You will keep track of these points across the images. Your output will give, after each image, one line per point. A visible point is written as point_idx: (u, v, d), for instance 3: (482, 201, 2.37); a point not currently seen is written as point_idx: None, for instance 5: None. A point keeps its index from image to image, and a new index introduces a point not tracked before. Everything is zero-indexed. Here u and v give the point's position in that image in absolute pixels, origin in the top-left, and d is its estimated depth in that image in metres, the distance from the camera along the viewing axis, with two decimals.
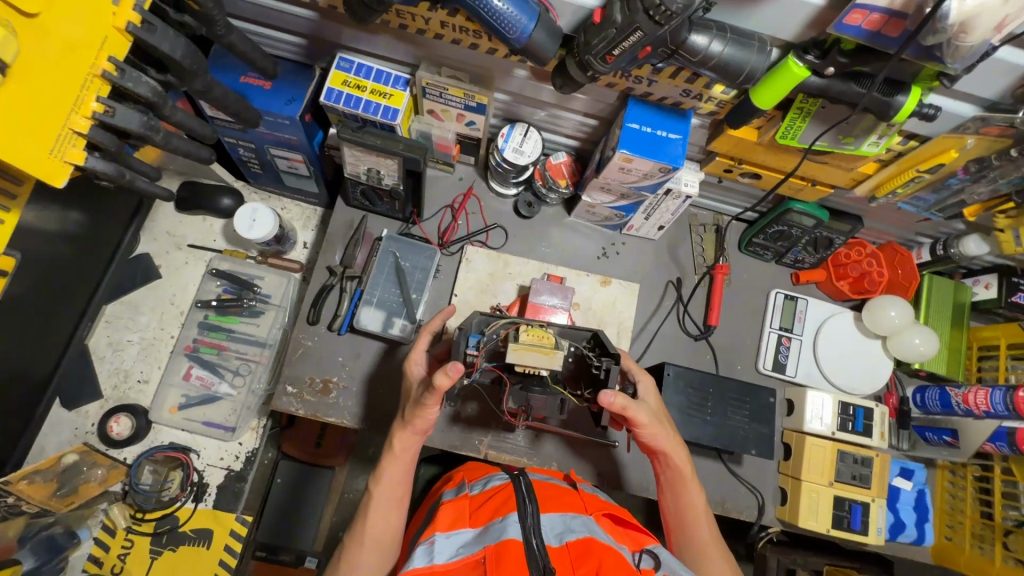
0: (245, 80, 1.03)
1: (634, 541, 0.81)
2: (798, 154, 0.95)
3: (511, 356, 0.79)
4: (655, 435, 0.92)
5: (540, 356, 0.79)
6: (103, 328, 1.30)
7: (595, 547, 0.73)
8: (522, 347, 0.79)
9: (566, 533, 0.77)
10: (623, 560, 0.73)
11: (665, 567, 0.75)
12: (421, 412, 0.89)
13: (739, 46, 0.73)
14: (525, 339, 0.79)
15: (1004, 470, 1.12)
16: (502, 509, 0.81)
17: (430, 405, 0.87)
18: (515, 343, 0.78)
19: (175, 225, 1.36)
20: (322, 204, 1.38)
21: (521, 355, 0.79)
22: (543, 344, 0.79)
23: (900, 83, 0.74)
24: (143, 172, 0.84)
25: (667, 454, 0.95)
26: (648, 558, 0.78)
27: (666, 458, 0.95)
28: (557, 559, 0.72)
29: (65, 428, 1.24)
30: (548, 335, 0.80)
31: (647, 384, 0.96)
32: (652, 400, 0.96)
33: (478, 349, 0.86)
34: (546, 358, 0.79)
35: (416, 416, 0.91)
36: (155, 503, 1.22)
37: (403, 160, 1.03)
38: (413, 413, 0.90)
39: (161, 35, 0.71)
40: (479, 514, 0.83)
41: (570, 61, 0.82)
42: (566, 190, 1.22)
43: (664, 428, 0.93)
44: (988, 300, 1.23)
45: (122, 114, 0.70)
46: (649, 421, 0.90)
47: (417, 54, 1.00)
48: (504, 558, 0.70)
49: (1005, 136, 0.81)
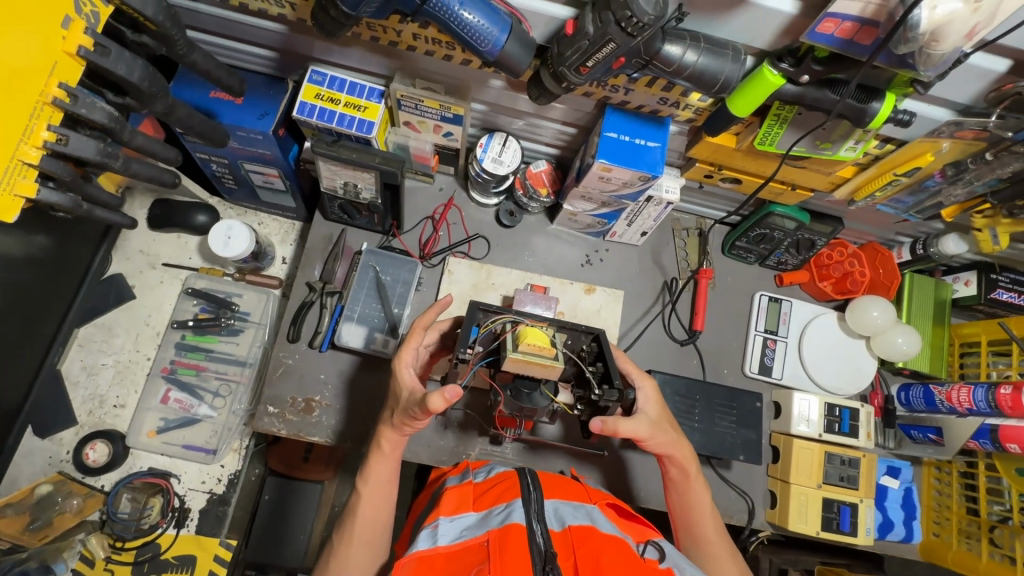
0: (214, 96, 1.01)
1: (637, 533, 0.81)
2: (776, 159, 0.95)
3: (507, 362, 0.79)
4: (660, 445, 0.92)
5: (536, 368, 0.79)
6: (76, 353, 1.26)
7: (596, 537, 0.73)
8: (522, 357, 0.78)
9: (568, 518, 0.77)
10: (626, 550, 0.73)
11: (668, 559, 0.75)
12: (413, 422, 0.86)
13: (713, 55, 0.72)
14: (526, 348, 0.78)
15: (988, 466, 1.13)
16: (506, 495, 0.81)
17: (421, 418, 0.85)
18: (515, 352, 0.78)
19: (148, 244, 1.33)
20: (300, 218, 1.35)
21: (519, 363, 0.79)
22: (543, 355, 0.79)
23: (875, 89, 0.74)
24: (103, 202, 0.84)
25: (674, 458, 0.94)
26: (653, 549, 0.77)
27: (673, 462, 0.95)
28: (559, 543, 0.73)
29: (39, 457, 1.21)
30: (549, 347, 0.79)
31: (648, 391, 0.96)
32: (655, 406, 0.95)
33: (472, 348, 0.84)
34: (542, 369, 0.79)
35: (403, 425, 0.88)
36: (134, 531, 1.20)
37: (380, 174, 1.01)
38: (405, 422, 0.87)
39: (116, 58, 0.68)
40: (483, 499, 0.83)
41: (544, 72, 0.80)
42: (547, 199, 1.21)
43: (668, 435, 0.92)
44: (969, 297, 1.24)
45: (76, 142, 0.69)
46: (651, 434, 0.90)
47: (390, 66, 0.98)
48: (507, 541, 0.70)
49: (980, 140, 0.81)
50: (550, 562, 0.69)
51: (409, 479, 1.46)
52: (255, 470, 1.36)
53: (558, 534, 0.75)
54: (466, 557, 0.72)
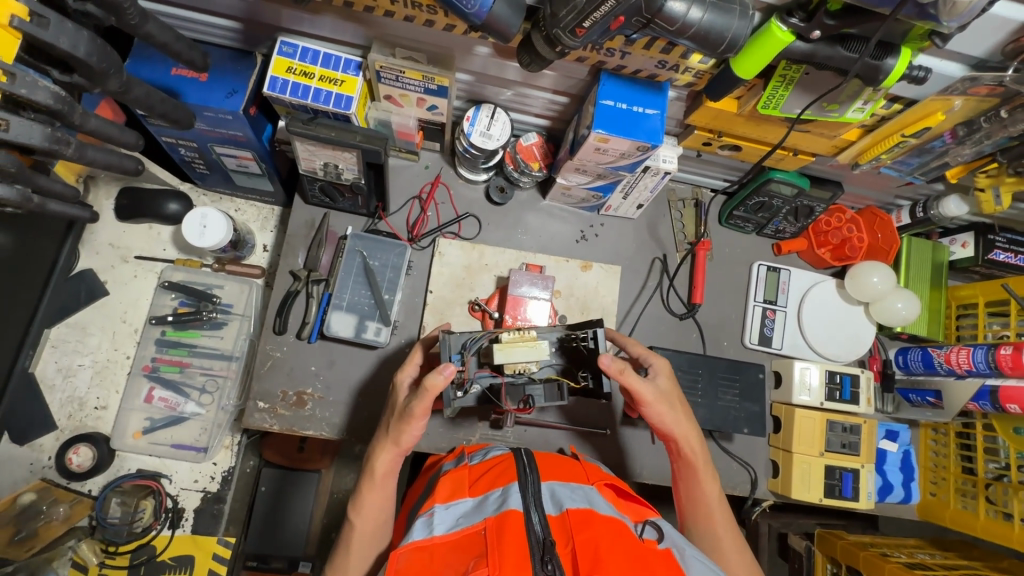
0: (176, 73, 0.92)
1: (635, 513, 0.79)
2: (781, 123, 0.91)
3: (497, 358, 0.81)
4: (665, 419, 0.90)
5: (525, 349, 0.81)
6: (50, 355, 1.20)
7: (596, 521, 0.70)
8: (506, 344, 0.82)
9: (566, 502, 0.75)
10: (624, 532, 0.70)
11: (667, 539, 0.74)
12: (408, 424, 0.83)
13: (719, 12, 0.67)
14: (508, 337, 0.83)
15: (985, 426, 1.14)
16: (502, 479, 0.79)
17: (416, 416, 0.82)
18: (498, 343, 0.82)
19: (118, 237, 1.25)
20: (279, 203, 1.28)
21: (508, 352, 0.81)
22: (524, 337, 0.83)
23: (890, 44, 0.69)
24: (56, 193, 0.78)
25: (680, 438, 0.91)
26: (651, 530, 0.76)
27: (676, 445, 0.92)
28: (557, 529, 0.71)
29: (19, 465, 1.16)
30: (529, 333, 0.84)
31: (660, 367, 0.94)
32: (665, 383, 0.93)
33: (464, 362, 0.87)
34: (531, 351, 0.81)
35: (398, 435, 0.84)
36: (127, 535, 1.16)
37: (362, 153, 0.95)
38: (399, 427, 0.84)
39: (57, 29, 0.61)
40: (478, 484, 0.81)
41: (536, 36, 0.74)
42: (539, 173, 1.15)
43: (672, 412, 0.90)
44: (966, 259, 1.23)
45: (19, 126, 0.62)
46: (654, 400, 0.88)
47: (367, 34, 0.91)
48: (504, 528, 0.68)
49: (994, 95, 0.78)
50: (548, 552, 0.66)
51: (407, 464, 1.43)
52: (251, 461, 1.31)
53: (556, 519, 0.72)
54: (463, 546, 0.69)
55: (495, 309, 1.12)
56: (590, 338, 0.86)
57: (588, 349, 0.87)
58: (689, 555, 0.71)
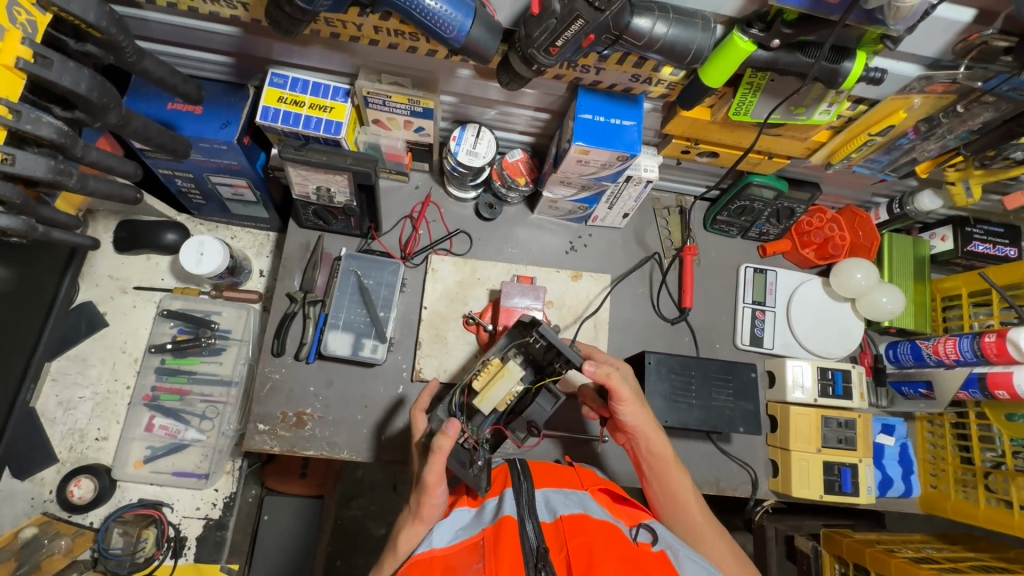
0: (173, 108, 0.96)
1: (630, 516, 0.79)
2: (753, 128, 0.94)
3: (488, 408, 0.85)
4: (636, 418, 0.90)
5: (501, 383, 0.85)
6: (51, 389, 1.21)
7: (589, 525, 0.71)
8: (484, 391, 0.85)
9: (560, 508, 0.76)
10: (618, 535, 0.71)
11: (662, 541, 0.74)
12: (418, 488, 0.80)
13: (683, 26, 0.72)
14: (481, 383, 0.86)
15: (978, 414, 1.15)
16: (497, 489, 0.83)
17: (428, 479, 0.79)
18: (478, 395, 0.85)
19: (116, 268, 1.28)
20: (274, 229, 1.31)
21: (489, 396, 0.85)
22: (493, 372, 0.86)
23: (846, 48, 0.74)
24: (59, 223, 0.82)
25: (648, 441, 0.91)
26: (646, 532, 0.76)
27: (647, 449, 0.92)
28: (551, 535, 0.71)
29: (20, 500, 1.16)
30: (494, 363, 0.87)
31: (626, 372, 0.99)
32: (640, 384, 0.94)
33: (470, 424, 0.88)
34: (509, 380, 0.85)
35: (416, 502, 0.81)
36: (130, 566, 1.15)
37: (353, 175, 0.98)
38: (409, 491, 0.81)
39: (60, 69, 0.65)
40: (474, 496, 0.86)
41: (513, 56, 0.78)
42: (526, 188, 1.18)
43: (642, 408, 0.91)
44: (946, 252, 1.26)
45: (24, 160, 0.65)
46: (632, 396, 0.88)
47: (353, 62, 0.95)
48: (500, 536, 0.70)
49: (950, 92, 0.83)
50: (541, 560, 0.67)
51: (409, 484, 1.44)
52: (252, 491, 1.30)
53: (550, 525, 0.73)
54: (463, 556, 0.70)
55: (489, 321, 1.14)
56: (540, 337, 0.86)
57: (544, 348, 0.88)
58: (684, 556, 0.71)
